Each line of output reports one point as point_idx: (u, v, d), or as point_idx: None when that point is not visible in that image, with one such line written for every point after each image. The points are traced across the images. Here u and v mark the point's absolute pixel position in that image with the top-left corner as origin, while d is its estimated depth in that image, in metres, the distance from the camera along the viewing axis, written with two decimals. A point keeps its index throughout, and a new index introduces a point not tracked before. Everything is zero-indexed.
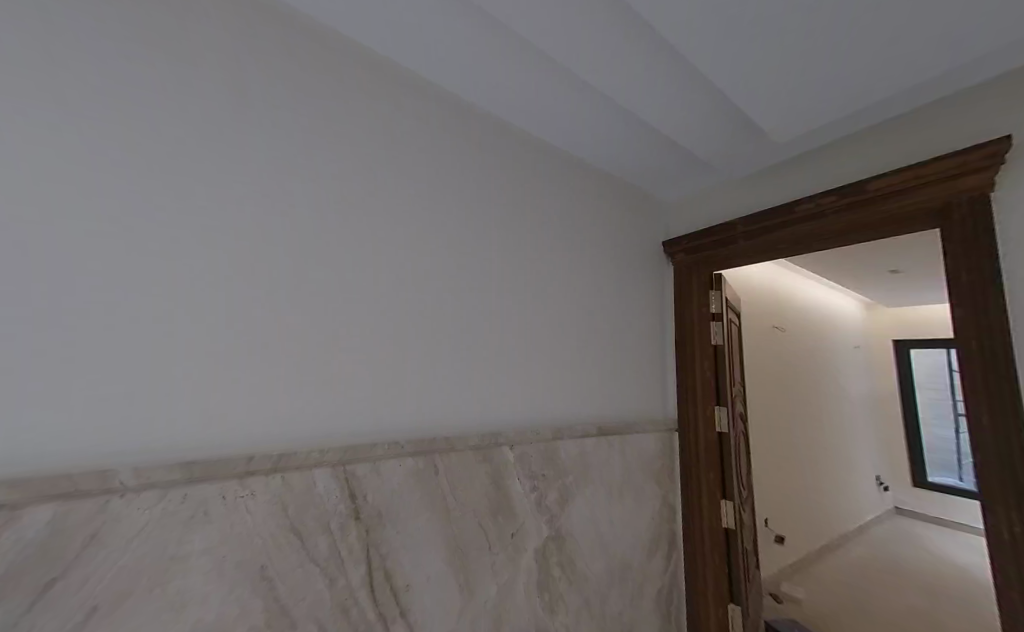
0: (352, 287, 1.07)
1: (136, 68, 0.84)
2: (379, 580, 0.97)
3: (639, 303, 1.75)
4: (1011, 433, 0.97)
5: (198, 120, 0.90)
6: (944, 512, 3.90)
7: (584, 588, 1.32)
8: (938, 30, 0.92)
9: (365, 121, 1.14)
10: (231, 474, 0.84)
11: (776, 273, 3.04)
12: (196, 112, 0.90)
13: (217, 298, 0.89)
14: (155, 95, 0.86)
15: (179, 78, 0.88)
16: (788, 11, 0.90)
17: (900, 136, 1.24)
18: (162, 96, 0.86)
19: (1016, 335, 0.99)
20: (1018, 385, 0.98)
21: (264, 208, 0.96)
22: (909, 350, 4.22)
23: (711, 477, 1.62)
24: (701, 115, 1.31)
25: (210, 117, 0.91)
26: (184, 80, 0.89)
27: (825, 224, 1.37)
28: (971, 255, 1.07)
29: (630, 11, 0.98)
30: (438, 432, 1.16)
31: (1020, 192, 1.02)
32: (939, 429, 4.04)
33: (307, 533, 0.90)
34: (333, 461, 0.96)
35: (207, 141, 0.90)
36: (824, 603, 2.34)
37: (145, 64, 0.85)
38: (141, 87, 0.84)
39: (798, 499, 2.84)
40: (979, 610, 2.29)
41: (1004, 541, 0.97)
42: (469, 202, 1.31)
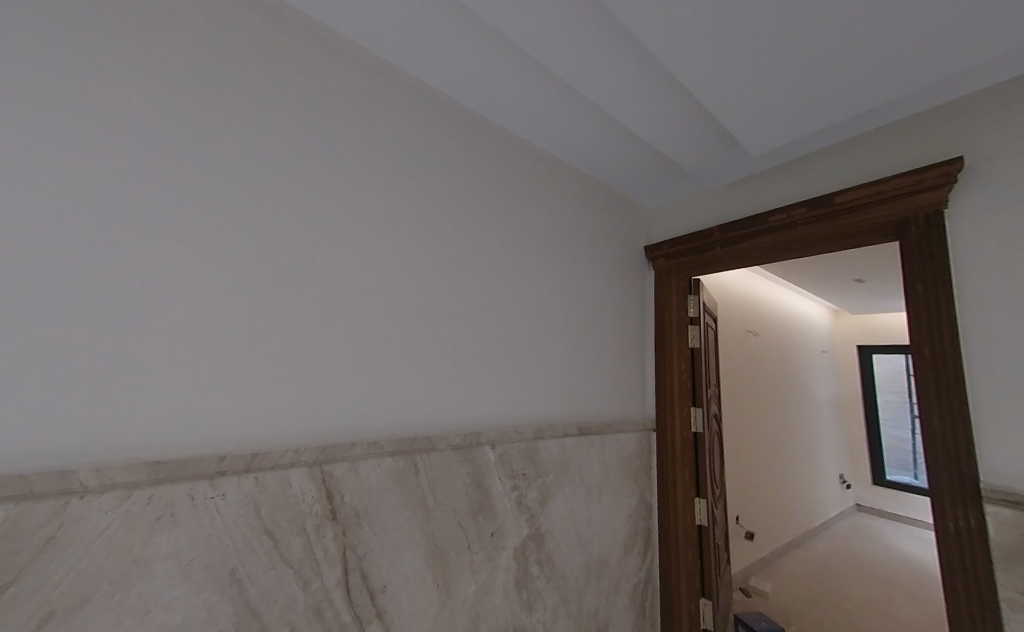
0: (335, 284, 1.05)
1: (110, 51, 0.81)
2: (355, 581, 0.96)
3: (620, 306, 1.78)
4: (958, 434, 1.04)
5: (175, 107, 0.87)
6: (900, 509, 4.12)
7: (561, 585, 1.34)
8: (897, 56, 0.99)
9: (349, 117, 1.12)
10: (202, 474, 0.81)
11: (750, 280, 3.15)
12: (173, 99, 0.87)
13: (189, 291, 0.86)
14: (130, 79, 0.83)
15: (152, 64, 0.85)
16: (761, 26, 0.94)
17: (866, 152, 1.31)
18: (135, 81, 0.83)
19: (965, 343, 1.07)
20: (966, 390, 1.05)
21: (242, 200, 0.94)
22: (871, 355, 4.46)
23: (685, 476, 1.67)
24: (681, 124, 1.35)
25: (187, 104, 0.88)
26: (159, 66, 0.86)
27: (796, 233, 1.43)
28: (927, 267, 1.15)
29: (613, 19, 1.01)
30: (419, 431, 1.15)
31: (970, 209, 1.09)
32: (897, 430, 4.29)
33: (280, 534, 0.88)
34: (311, 461, 0.94)
35: (184, 128, 0.88)
36: (790, 596, 2.44)
37: (120, 47, 0.82)
38: (115, 70, 0.82)
39: (767, 497, 2.95)
40: (929, 602, 2.43)
41: (950, 532, 1.03)
42: (454, 201, 1.31)
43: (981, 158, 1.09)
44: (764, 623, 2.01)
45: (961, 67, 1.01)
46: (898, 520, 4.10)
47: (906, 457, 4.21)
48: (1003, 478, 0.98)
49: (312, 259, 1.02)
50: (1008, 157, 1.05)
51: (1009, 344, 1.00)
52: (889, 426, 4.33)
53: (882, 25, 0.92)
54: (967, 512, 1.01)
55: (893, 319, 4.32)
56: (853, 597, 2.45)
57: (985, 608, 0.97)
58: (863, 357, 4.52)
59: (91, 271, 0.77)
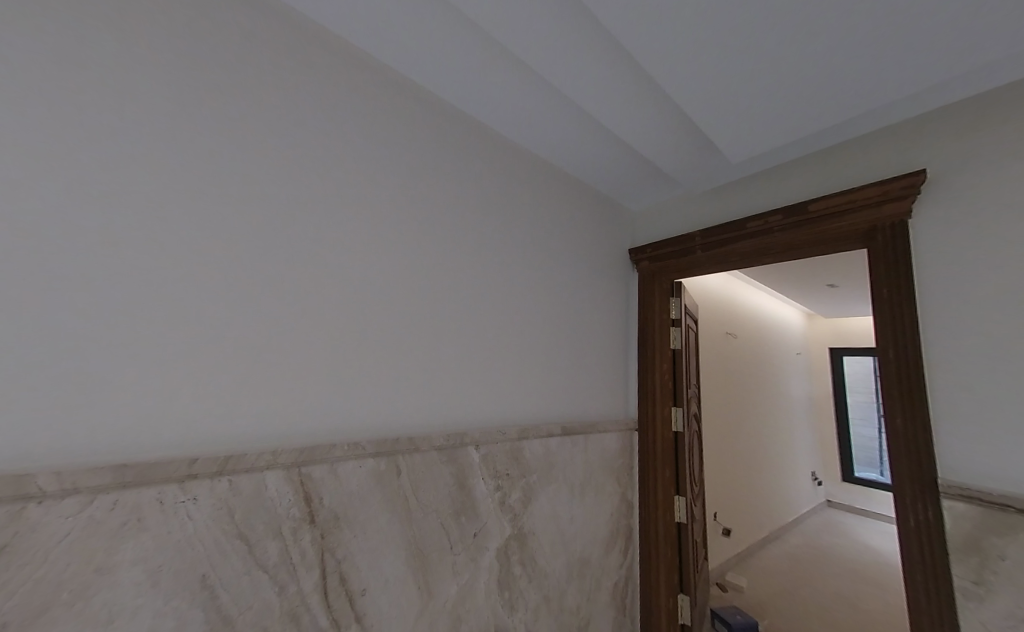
0: (315, 281, 1.03)
1: (79, 37, 0.78)
2: (334, 585, 0.94)
3: (603, 307, 1.80)
4: (919, 433, 1.10)
5: (148, 96, 0.84)
6: (867, 505, 4.31)
7: (543, 584, 1.34)
8: (864, 74, 1.04)
9: (333, 111, 1.10)
10: (171, 478, 0.78)
11: (729, 284, 3.25)
12: (145, 87, 0.84)
13: (161, 287, 0.82)
14: (99, 66, 0.79)
15: (123, 50, 0.82)
16: (739, 38, 0.97)
17: (837, 163, 1.37)
18: (103, 66, 0.80)
19: (926, 346, 1.13)
20: (926, 390, 1.11)
21: (220, 193, 0.91)
22: (842, 357, 4.67)
23: (665, 475, 1.71)
24: (663, 129, 1.38)
25: (161, 93, 0.85)
26: (130, 52, 0.83)
27: (772, 239, 1.48)
28: (892, 273, 1.20)
29: (597, 24, 1.02)
30: (402, 432, 1.13)
31: (932, 219, 1.15)
32: (865, 429, 4.49)
33: (255, 538, 0.85)
34: (288, 462, 0.91)
35: (157, 118, 0.84)
36: (764, 591, 2.51)
37: (89, 33, 0.79)
38: (83, 56, 0.78)
39: (742, 494, 3.04)
40: (891, 593, 2.55)
41: (911, 526, 1.09)
42: (440, 200, 1.30)
43: (941, 172, 1.15)
44: (738, 617, 2.07)
45: (922, 86, 1.07)
46: (864, 515, 4.29)
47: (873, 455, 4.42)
48: (959, 474, 1.04)
49: (292, 255, 1.00)
50: (966, 171, 1.11)
51: (965, 347, 1.07)
52: (858, 426, 4.53)
53: (850, 44, 0.96)
54: (926, 506, 1.07)
55: (862, 323, 4.53)
56: (823, 590, 2.55)
57: (941, 597, 1.02)
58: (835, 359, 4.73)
59: (51, 263, 0.73)
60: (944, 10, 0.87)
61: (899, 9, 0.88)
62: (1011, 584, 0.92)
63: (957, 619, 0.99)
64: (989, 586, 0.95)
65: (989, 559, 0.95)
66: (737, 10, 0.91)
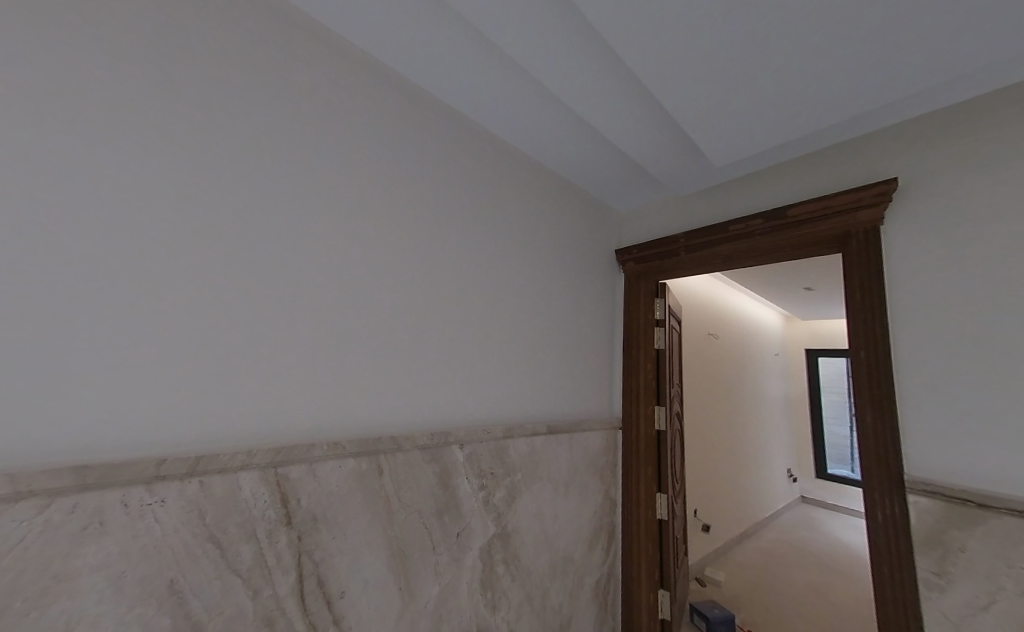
0: (296, 275, 0.99)
1: (43, 18, 0.75)
2: (311, 588, 0.91)
3: (589, 307, 1.81)
4: (887, 431, 1.15)
5: (118, 80, 0.80)
6: (838, 500, 4.49)
7: (526, 583, 1.34)
8: (837, 86, 1.08)
9: (316, 101, 1.07)
10: (138, 479, 0.75)
11: (711, 285, 3.31)
12: (115, 71, 0.80)
13: (129, 278, 0.79)
14: (65, 48, 0.76)
15: (88, 32, 0.78)
16: (720, 45, 0.99)
17: (815, 170, 1.41)
18: (67, 48, 0.76)
19: (896, 348, 1.18)
20: (895, 390, 1.16)
21: (194, 181, 0.87)
22: (817, 358, 4.84)
23: (647, 472, 1.73)
24: (648, 132, 1.39)
25: (132, 79, 0.82)
26: (95, 35, 0.79)
27: (753, 243, 1.52)
28: (865, 278, 1.25)
29: (583, 25, 1.02)
30: (384, 431, 1.11)
31: (903, 227, 1.20)
32: (837, 427, 4.68)
33: (227, 542, 0.82)
34: (264, 463, 0.88)
35: (127, 104, 0.81)
36: (740, 585, 2.58)
37: (57, 14, 0.76)
38: (48, 38, 0.75)
39: (721, 492, 3.12)
40: (858, 585, 2.66)
41: (878, 521, 1.14)
42: (427, 195, 1.28)
43: (911, 181, 1.20)
44: (716, 610, 2.12)
45: (893, 99, 1.11)
46: (835, 509, 4.46)
47: (844, 452, 4.61)
48: (923, 470, 1.09)
49: (273, 249, 0.97)
50: (935, 181, 1.16)
51: (932, 349, 1.12)
52: (832, 424, 4.72)
53: (827, 56, 1.00)
54: (893, 501, 1.11)
55: (836, 325, 4.70)
56: (797, 583, 2.64)
57: (905, 588, 1.07)
58: (810, 359, 4.90)
59: (8, 254, 0.69)
60: (912, 28, 0.91)
61: (871, 24, 0.91)
62: (970, 574, 0.98)
63: (919, 607, 1.04)
64: (950, 577, 1.00)
65: (950, 551, 1.01)
66: (719, 18, 0.93)
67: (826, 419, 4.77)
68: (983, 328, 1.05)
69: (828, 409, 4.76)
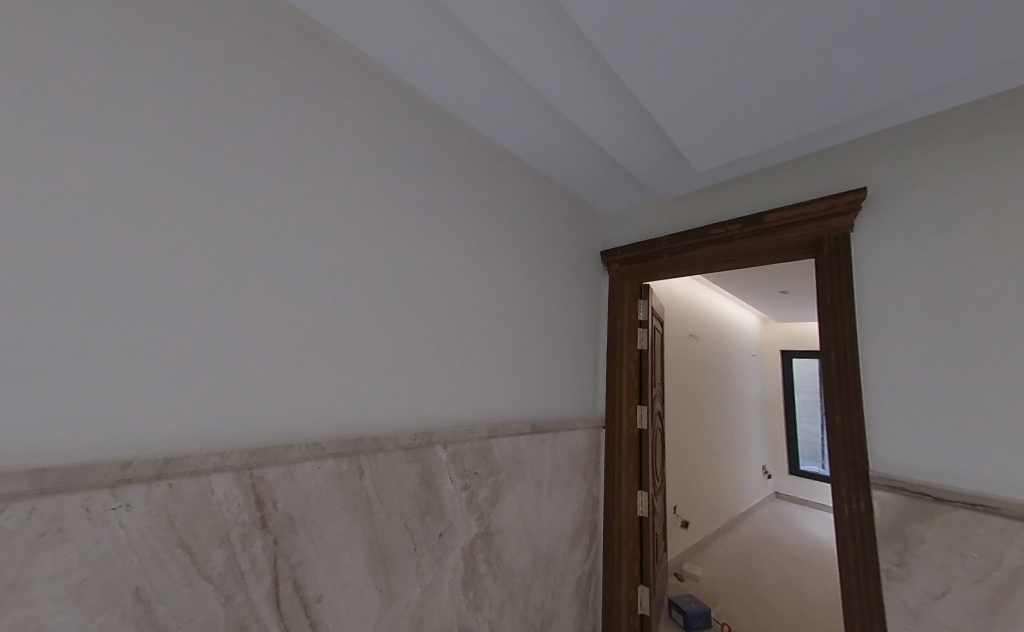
0: (275, 271, 0.97)
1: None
2: (287, 592, 0.89)
3: (574, 307, 1.83)
4: (854, 429, 1.21)
5: (85, 66, 0.77)
6: (809, 495, 4.68)
7: (508, 581, 1.34)
8: (810, 99, 1.12)
9: (298, 93, 1.03)
10: (101, 483, 0.71)
11: (693, 287, 3.39)
12: (81, 56, 0.76)
13: (95, 273, 0.75)
14: (23, 29, 0.72)
15: (49, 14, 0.74)
16: (700, 51, 1.01)
17: (792, 178, 1.46)
18: (25, 30, 0.72)
19: (863, 350, 1.23)
20: (861, 390, 1.22)
21: (167, 173, 0.83)
22: (791, 359, 5.03)
23: (628, 470, 1.76)
24: (632, 135, 1.41)
25: (100, 65, 0.78)
26: (58, 17, 0.75)
27: (731, 246, 1.56)
28: (836, 283, 1.31)
29: (567, 27, 1.03)
30: (366, 432, 1.09)
31: (871, 234, 1.26)
32: (809, 425, 4.87)
33: (198, 547, 0.79)
34: (238, 464, 0.85)
35: (95, 91, 0.77)
36: (717, 579, 2.65)
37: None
38: (6, 19, 0.71)
39: (699, 489, 3.20)
40: (826, 577, 2.77)
41: (845, 515, 1.20)
42: (412, 193, 1.27)
43: (879, 191, 1.26)
44: (693, 605, 2.18)
45: (861, 112, 1.16)
46: (805, 504, 4.64)
47: (816, 448, 4.80)
48: (887, 467, 1.14)
49: (250, 243, 0.93)
50: (901, 192, 1.22)
51: (896, 352, 1.18)
52: (805, 422, 4.91)
53: (802, 68, 1.03)
54: (859, 496, 1.17)
55: (810, 327, 4.89)
56: (770, 577, 2.73)
57: (869, 578, 1.13)
58: (784, 360, 5.08)
59: None
60: (877, 47, 0.96)
61: (841, 39, 0.95)
62: (927, 565, 1.04)
63: (882, 597, 1.10)
64: (909, 567, 1.06)
65: (910, 542, 1.07)
66: (699, 26, 0.95)
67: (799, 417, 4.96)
68: (944, 332, 1.11)
69: (801, 407, 4.95)
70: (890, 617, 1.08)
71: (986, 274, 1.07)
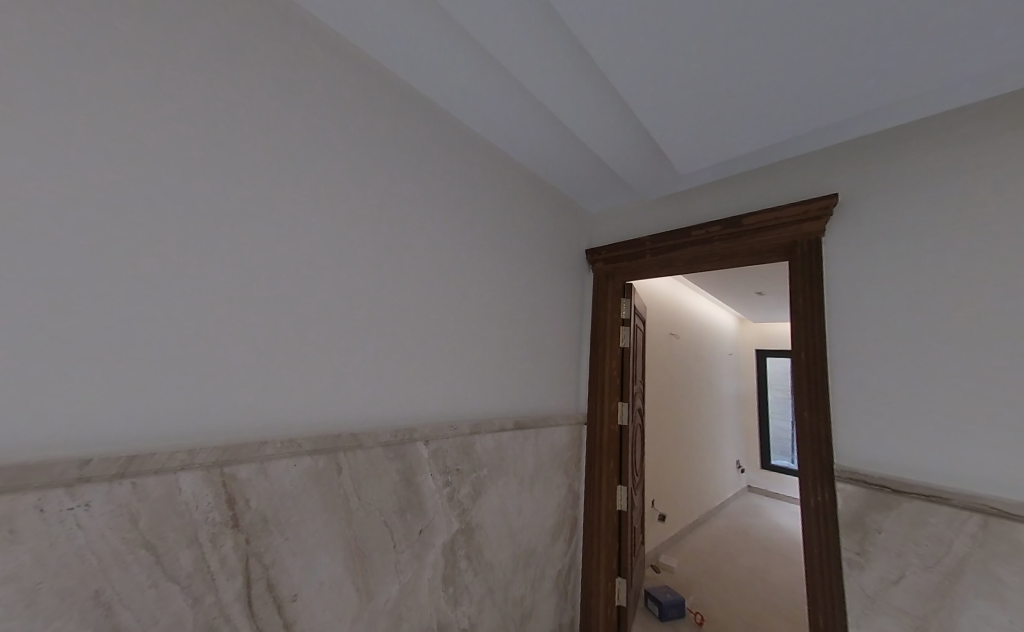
0: (251, 262, 0.93)
1: None
2: (260, 593, 0.86)
3: (557, 304, 1.84)
4: (820, 425, 1.27)
5: (43, 40, 0.72)
6: (778, 488, 4.89)
7: (488, 576, 1.35)
8: (788, 107, 1.16)
9: (278, 78, 0.99)
10: (55, 482, 0.67)
11: (674, 288, 3.47)
12: (38, 29, 0.72)
13: (53, 258, 0.71)
14: None
15: None
16: (683, 54, 1.03)
17: (770, 183, 1.50)
18: None
19: (831, 350, 1.29)
20: (828, 388, 1.27)
21: (131, 155, 0.79)
22: (765, 358, 5.23)
23: (608, 465, 1.79)
24: (618, 135, 1.42)
25: (60, 39, 0.73)
26: None
27: (710, 248, 1.61)
28: (807, 286, 1.36)
29: (553, 22, 1.02)
30: (345, 429, 1.07)
31: (841, 239, 1.31)
32: (780, 421, 5.08)
33: (164, 547, 0.76)
34: (208, 462, 0.81)
35: (54, 66, 0.72)
36: (691, 571, 2.74)
37: None
38: None
39: (676, 483, 3.29)
40: (791, 567, 2.89)
41: (811, 507, 1.26)
42: (397, 185, 1.24)
43: (851, 199, 1.31)
44: (668, 595, 2.24)
45: (834, 121, 1.20)
46: (775, 496, 4.84)
47: (786, 443, 5.03)
48: (850, 461, 1.20)
49: (225, 231, 0.89)
50: (870, 200, 1.28)
51: (861, 352, 1.23)
52: (776, 418, 5.12)
53: (782, 76, 1.06)
54: (824, 489, 1.23)
55: (783, 327, 5.09)
56: (742, 567, 2.84)
57: (832, 567, 1.19)
58: (758, 359, 5.27)
59: None
60: (851, 59, 1.00)
61: (816, 48, 0.98)
62: (884, 553, 1.10)
63: (843, 584, 1.16)
64: (868, 555, 1.13)
65: (869, 532, 1.13)
66: (683, 29, 0.96)
67: (770, 413, 5.17)
68: (906, 334, 1.17)
69: (773, 404, 5.16)
70: (850, 603, 1.14)
71: (949, 280, 1.12)
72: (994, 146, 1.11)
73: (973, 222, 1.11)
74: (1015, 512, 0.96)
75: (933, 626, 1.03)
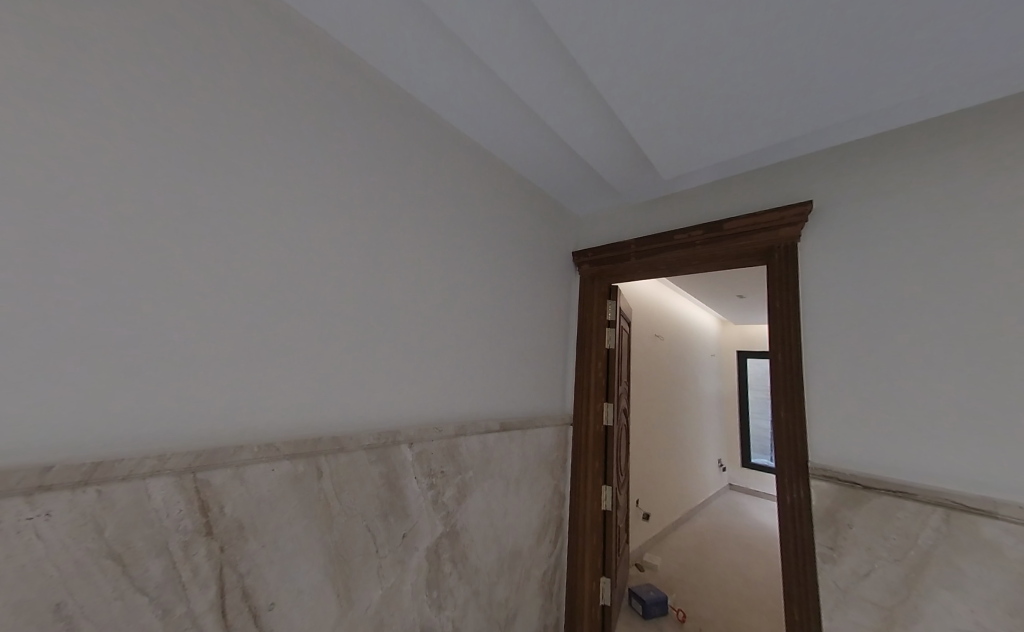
0: (229, 260, 0.89)
1: None
2: (235, 603, 0.83)
3: (543, 306, 1.84)
4: (797, 425, 1.31)
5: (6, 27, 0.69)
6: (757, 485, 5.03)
7: (473, 579, 1.34)
8: (765, 117, 1.20)
9: (260, 72, 0.96)
10: (13, 491, 0.63)
11: (658, 290, 3.53)
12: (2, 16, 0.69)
13: (14, 253, 0.68)
14: None
15: None
16: (666, 61, 1.05)
17: (750, 189, 1.55)
18: None
19: (807, 352, 1.33)
20: (805, 389, 1.32)
21: (100, 148, 0.75)
22: (746, 358, 5.38)
23: (593, 466, 1.80)
24: (604, 139, 1.44)
25: (25, 28, 0.70)
26: None
27: (693, 252, 1.64)
28: (785, 289, 1.40)
29: (539, 26, 1.02)
30: (327, 432, 1.04)
31: (816, 245, 1.36)
32: (759, 420, 5.22)
33: (133, 558, 0.72)
34: (181, 468, 0.78)
35: (17, 54, 0.69)
36: (673, 569, 2.78)
37: None
38: None
39: (659, 482, 3.34)
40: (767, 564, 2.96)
41: (787, 504, 1.30)
42: (382, 184, 1.22)
43: (825, 207, 1.36)
44: (652, 595, 2.26)
45: (809, 131, 1.25)
46: (754, 494, 4.97)
47: (764, 442, 5.17)
48: (825, 459, 1.25)
49: (201, 228, 0.86)
50: (842, 208, 1.33)
51: (835, 354, 1.28)
52: (756, 418, 5.26)
53: (760, 86, 1.10)
54: (800, 486, 1.27)
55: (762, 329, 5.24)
56: (722, 565, 2.90)
57: (807, 561, 1.23)
58: (738, 360, 5.42)
59: None
60: (823, 72, 1.04)
61: (791, 60, 1.01)
62: (855, 547, 1.15)
63: (818, 578, 1.20)
64: (840, 549, 1.17)
65: (841, 527, 1.17)
66: (665, 36, 0.98)
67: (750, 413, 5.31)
68: (875, 338, 1.22)
69: (752, 404, 5.30)
70: (823, 597, 1.18)
71: (915, 286, 1.18)
72: (956, 160, 1.17)
73: (937, 231, 1.17)
74: (975, 506, 1.01)
75: (899, 617, 1.07)
